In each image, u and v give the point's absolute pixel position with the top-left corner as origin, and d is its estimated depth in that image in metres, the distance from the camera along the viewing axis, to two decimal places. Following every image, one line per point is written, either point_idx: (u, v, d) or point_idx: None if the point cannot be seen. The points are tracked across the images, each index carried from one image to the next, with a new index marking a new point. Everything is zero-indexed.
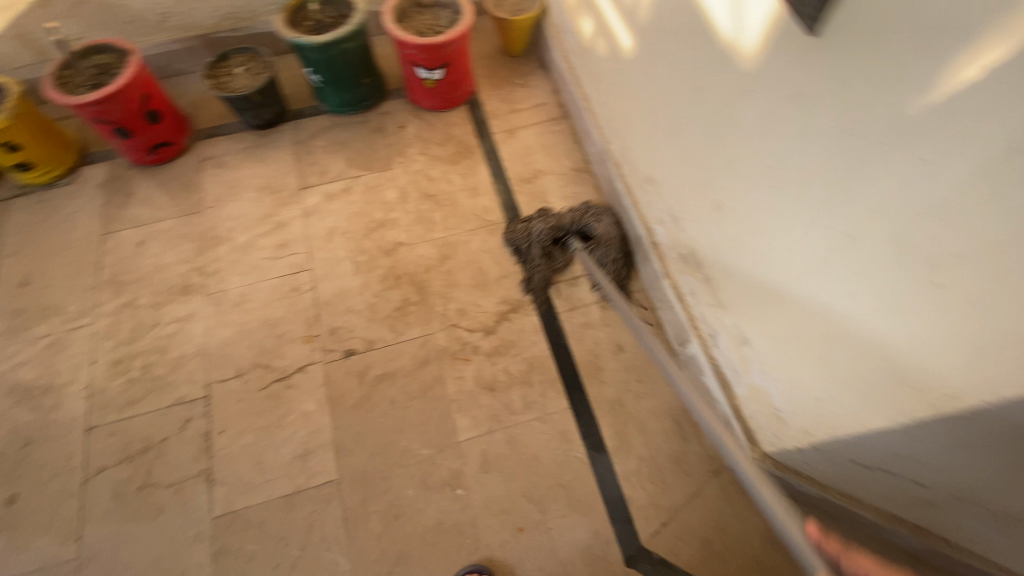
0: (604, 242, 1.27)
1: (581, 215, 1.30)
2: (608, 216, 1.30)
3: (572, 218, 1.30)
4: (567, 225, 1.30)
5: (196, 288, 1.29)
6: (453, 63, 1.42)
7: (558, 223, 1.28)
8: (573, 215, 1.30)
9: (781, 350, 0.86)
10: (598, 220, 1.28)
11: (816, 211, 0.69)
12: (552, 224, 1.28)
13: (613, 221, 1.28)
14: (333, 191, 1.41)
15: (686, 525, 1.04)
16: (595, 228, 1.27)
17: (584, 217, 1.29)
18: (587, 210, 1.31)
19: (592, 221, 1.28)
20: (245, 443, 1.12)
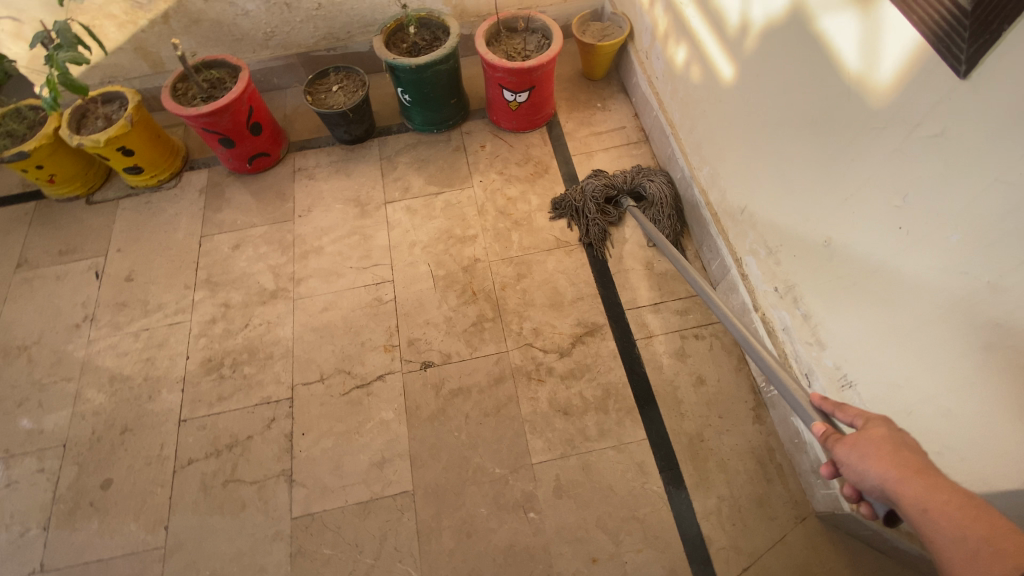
0: (658, 199, 1.35)
1: (634, 175, 1.39)
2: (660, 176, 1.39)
3: (626, 180, 1.39)
4: (621, 185, 1.39)
5: (284, 292, 1.35)
6: (539, 86, 1.44)
7: (612, 182, 1.38)
8: (626, 176, 1.39)
9: (892, 397, 0.82)
10: (651, 178, 1.37)
11: (950, 256, 0.66)
12: (607, 182, 1.38)
13: (665, 180, 1.37)
14: (415, 206, 1.45)
15: (770, 573, 0.99)
16: (648, 187, 1.36)
17: (638, 178, 1.39)
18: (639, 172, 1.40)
19: (645, 179, 1.37)
20: (325, 447, 1.15)
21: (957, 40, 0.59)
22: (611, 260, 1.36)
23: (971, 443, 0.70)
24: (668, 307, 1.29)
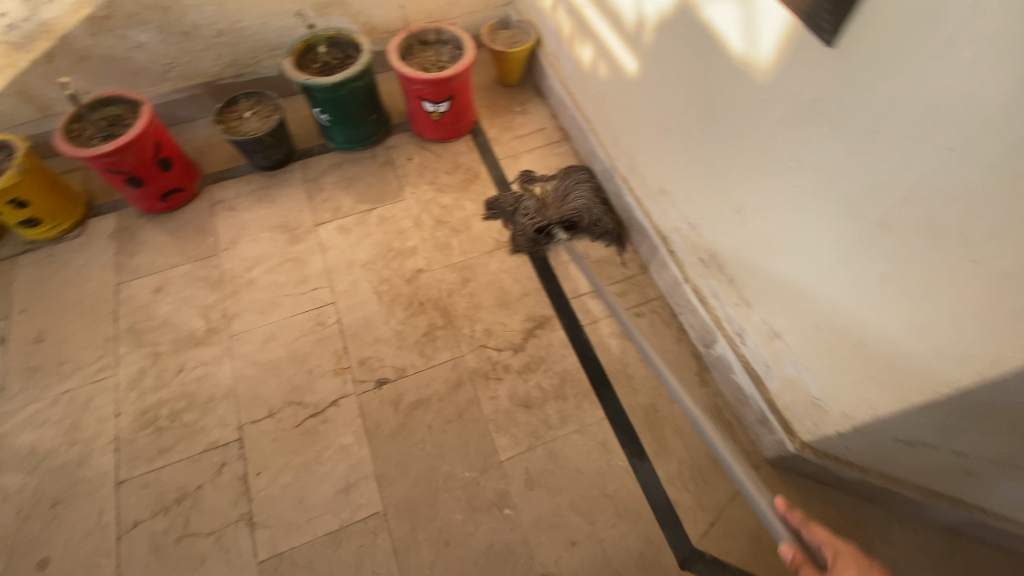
0: (588, 223, 1.38)
1: (563, 207, 1.38)
2: (587, 198, 1.39)
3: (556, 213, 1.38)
4: (551, 218, 1.38)
5: (220, 330, 1.29)
6: (458, 95, 1.47)
7: (543, 221, 1.36)
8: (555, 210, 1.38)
9: (812, 340, 0.90)
10: (579, 209, 1.38)
11: (842, 205, 0.75)
12: (538, 220, 1.38)
13: (592, 203, 1.38)
14: (349, 224, 1.43)
15: (734, 522, 1.05)
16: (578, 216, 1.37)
17: (567, 209, 1.38)
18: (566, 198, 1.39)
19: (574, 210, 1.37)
20: (285, 482, 1.11)
21: (822, 16, 0.67)
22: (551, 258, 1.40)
23: (880, 369, 0.79)
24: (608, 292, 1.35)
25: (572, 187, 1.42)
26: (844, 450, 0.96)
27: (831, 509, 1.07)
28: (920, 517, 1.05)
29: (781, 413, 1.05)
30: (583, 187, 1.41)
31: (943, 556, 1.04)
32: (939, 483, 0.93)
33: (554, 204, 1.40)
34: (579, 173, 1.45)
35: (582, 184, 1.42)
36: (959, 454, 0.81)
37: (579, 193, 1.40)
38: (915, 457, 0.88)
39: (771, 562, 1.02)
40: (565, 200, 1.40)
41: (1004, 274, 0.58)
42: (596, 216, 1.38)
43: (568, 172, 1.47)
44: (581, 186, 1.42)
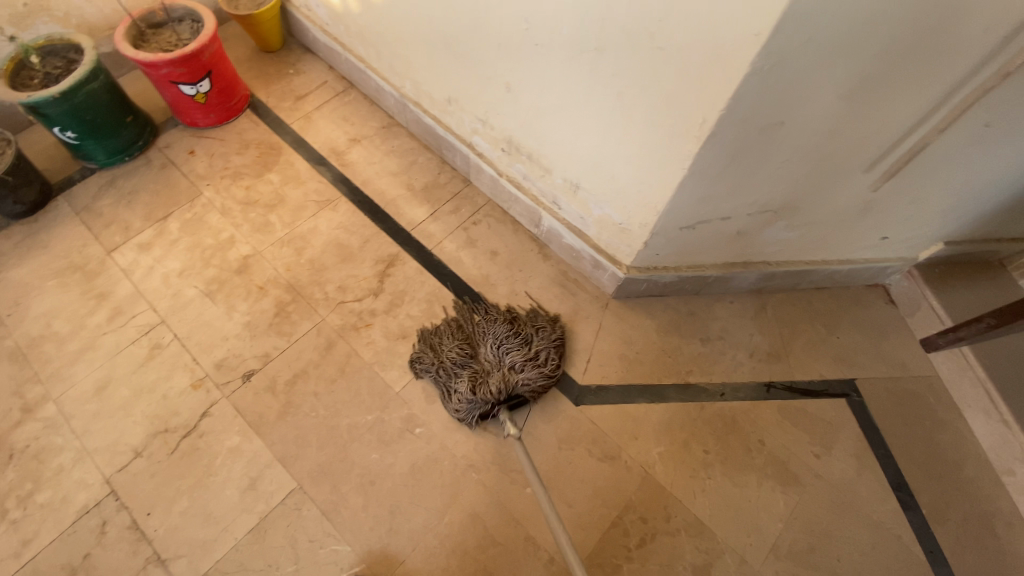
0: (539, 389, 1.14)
1: (509, 384, 1.09)
2: (532, 362, 1.13)
3: (500, 395, 1.09)
4: (498, 401, 1.09)
5: (40, 400, 1.13)
6: (216, 70, 1.38)
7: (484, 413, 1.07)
8: (501, 393, 1.08)
9: (600, 177, 1.05)
10: (529, 381, 1.11)
11: (571, 45, 0.88)
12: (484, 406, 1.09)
13: (537, 368, 1.13)
14: (149, 240, 1.30)
15: (606, 353, 1.23)
16: (527, 389, 1.12)
17: (512, 384, 1.09)
18: (506, 369, 1.10)
19: (524, 384, 1.11)
20: (182, 508, 1.04)
21: None
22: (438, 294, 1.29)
23: (647, 175, 0.95)
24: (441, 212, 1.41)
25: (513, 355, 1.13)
26: (658, 259, 1.15)
27: (672, 312, 1.29)
28: (732, 291, 1.31)
29: (606, 252, 1.21)
30: (524, 347, 1.14)
31: (756, 311, 1.30)
32: (728, 253, 1.16)
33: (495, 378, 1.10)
34: (514, 322, 1.18)
35: (523, 342, 1.15)
36: (723, 220, 1.03)
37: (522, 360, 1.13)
38: (702, 238, 1.08)
39: (642, 369, 1.21)
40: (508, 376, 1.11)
41: (682, 45, 0.73)
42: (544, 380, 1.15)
43: (500, 321, 1.18)
44: (523, 347, 1.14)
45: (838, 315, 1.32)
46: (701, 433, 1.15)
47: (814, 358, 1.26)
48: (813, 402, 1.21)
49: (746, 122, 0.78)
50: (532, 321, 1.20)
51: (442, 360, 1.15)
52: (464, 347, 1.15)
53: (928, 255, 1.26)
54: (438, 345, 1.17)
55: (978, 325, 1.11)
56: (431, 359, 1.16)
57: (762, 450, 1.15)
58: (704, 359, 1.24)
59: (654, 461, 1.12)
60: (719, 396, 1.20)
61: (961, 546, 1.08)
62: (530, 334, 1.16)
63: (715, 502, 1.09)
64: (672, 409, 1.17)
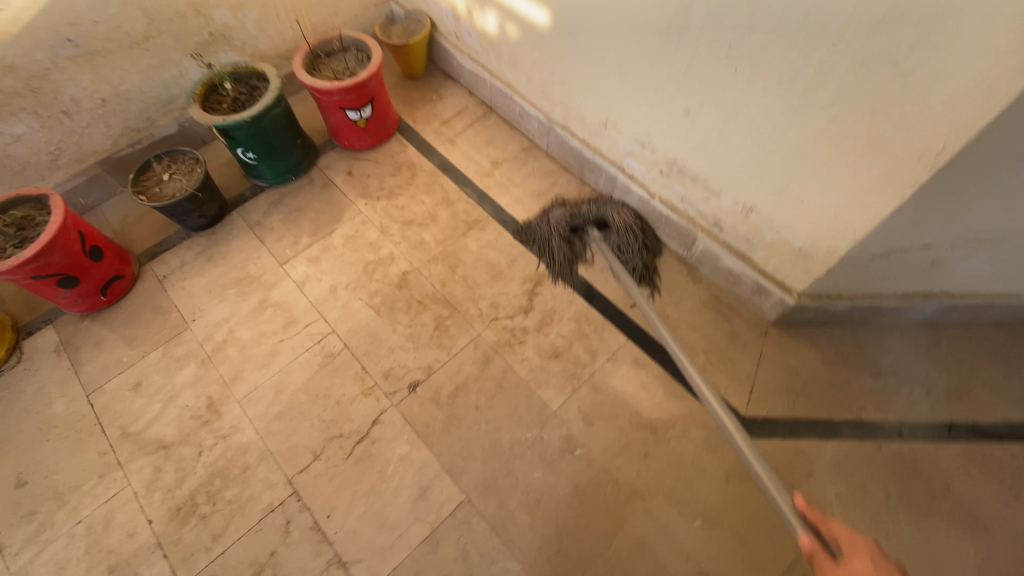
0: (625, 229, 1.35)
1: (601, 206, 1.39)
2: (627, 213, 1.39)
3: (590, 209, 1.38)
4: (586, 215, 1.38)
5: (224, 399, 1.21)
6: (377, 97, 1.47)
7: (581, 225, 1.35)
8: (591, 206, 1.38)
9: (784, 201, 1.03)
10: (618, 212, 1.37)
11: (781, 72, 0.87)
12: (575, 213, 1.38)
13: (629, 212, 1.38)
14: (316, 254, 1.40)
15: (767, 382, 1.19)
16: (614, 217, 1.37)
17: (604, 208, 1.39)
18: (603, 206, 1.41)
19: (612, 210, 1.38)
20: (359, 513, 1.08)
21: None
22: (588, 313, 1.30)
23: (849, 201, 0.92)
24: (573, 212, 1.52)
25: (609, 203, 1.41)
26: (836, 285, 1.11)
27: (833, 342, 1.24)
28: (901, 323, 1.24)
29: (772, 277, 1.19)
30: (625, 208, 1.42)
31: (929, 345, 1.23)
32: (912, 283, 1.10)
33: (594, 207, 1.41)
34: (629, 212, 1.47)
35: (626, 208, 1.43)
36: (923, 249, 0.98)
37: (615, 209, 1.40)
38: (893, 266, 1.03)
39: (808, 401, 1.17)
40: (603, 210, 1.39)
41: (931, 76, 0.70)
42: (632, 227, 1.36)
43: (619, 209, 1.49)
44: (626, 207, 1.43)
45: (1022, 353, 1.22)
46: (880, 473, 1.09)
47: (1001, 400, 1.17)
48: (1005, 448, 1.11)
49: (995, 152, 0.74)
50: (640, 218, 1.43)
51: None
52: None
53: None
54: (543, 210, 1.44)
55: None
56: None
57: (950, 497, 1.06)
58: (875, 395, 1.17)
59: (830, 502, 1.06)
60: (897, 436, 1.13)
61: None
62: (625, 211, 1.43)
63: (903, 552, 1.02)
64: (845, 446, 1.11)
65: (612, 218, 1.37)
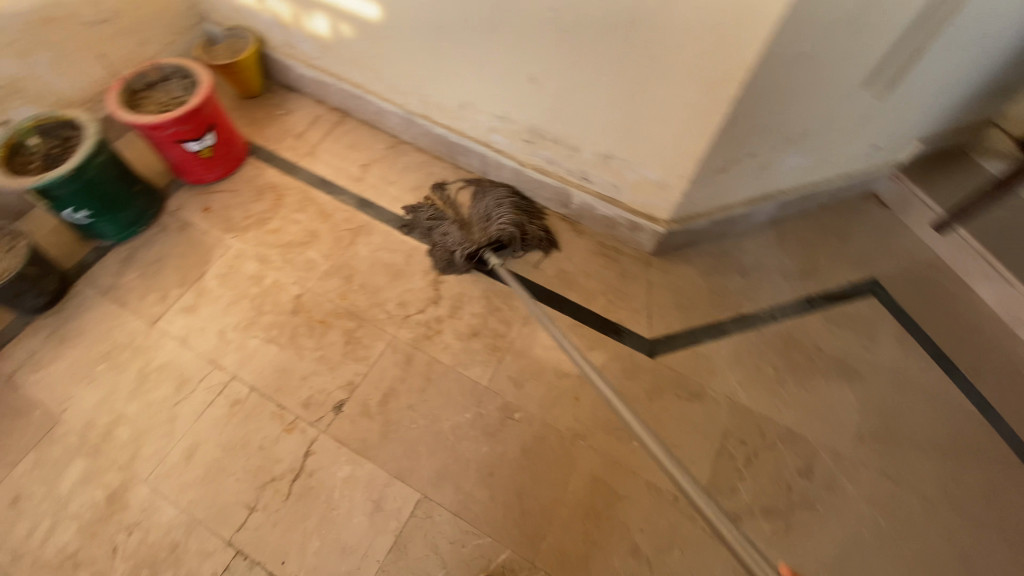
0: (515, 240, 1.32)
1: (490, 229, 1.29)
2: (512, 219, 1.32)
3: (482, 234, 1.28)
4: (479, 242, 1.27)
5: (129, 483, 1.09)
6: (216, 122, 1.37)
7: (474, 250, 1.26)
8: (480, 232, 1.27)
9: (635, 143, 1.14)
10: (507, 229, 1.29)
11: (601, 26, 0.96)
12: (467, 245, 1.28)
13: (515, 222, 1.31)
14: (193, 302, 1.28)
15: (662, 304, 1.32)
16: (505, 233, 1.29)
17: (492, 225, 1.29)
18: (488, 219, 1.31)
19: (502, 230, 1.29)
20: (316, 547, 1.03)
21: None
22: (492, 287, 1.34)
23: (685, 128, 1.04)
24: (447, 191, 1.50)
25: (494, 206, 1.33)
26: (694, 206, 1.26)
27: (706, 256, 1.40)
28: (752, 226, 1.44)
29: (642, 213, 1.31)
30: (507, 210, 1.33)
31: (778, 239, 1.44)
32: (751, 189, 1.28)
33: (481, 227, 1.31)
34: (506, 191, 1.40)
35: (506, 205, 1.34)
36: (751, 157, 1.14)
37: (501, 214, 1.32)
38: (733, 177, 1.19)
39: (698, 311, 1.32)
40: (489, 220, 1.31)
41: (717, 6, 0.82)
42: (521, 234, 1.33)
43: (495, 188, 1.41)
44: (506, 204, 1.35)
45: (844, 227, 1.47)
46: (767, 353, 1.26)
47: (839, 267, 1.40)
48: (848, 304, 1.35)
49: (779, 62, 0.88)
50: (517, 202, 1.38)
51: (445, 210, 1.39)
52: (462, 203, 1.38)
53: (909, 155, 1.42)
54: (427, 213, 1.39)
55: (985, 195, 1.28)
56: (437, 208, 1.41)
57: (821, 355, 1.27)
58: (748, 290, 1.35)
59: (735, 389, 1.21)
60: (771, 318, 1.31)
61: (1003, 393, 1.25)
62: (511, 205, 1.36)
63: (799, 410, 1.19)
64: (735, 340, 1.28)
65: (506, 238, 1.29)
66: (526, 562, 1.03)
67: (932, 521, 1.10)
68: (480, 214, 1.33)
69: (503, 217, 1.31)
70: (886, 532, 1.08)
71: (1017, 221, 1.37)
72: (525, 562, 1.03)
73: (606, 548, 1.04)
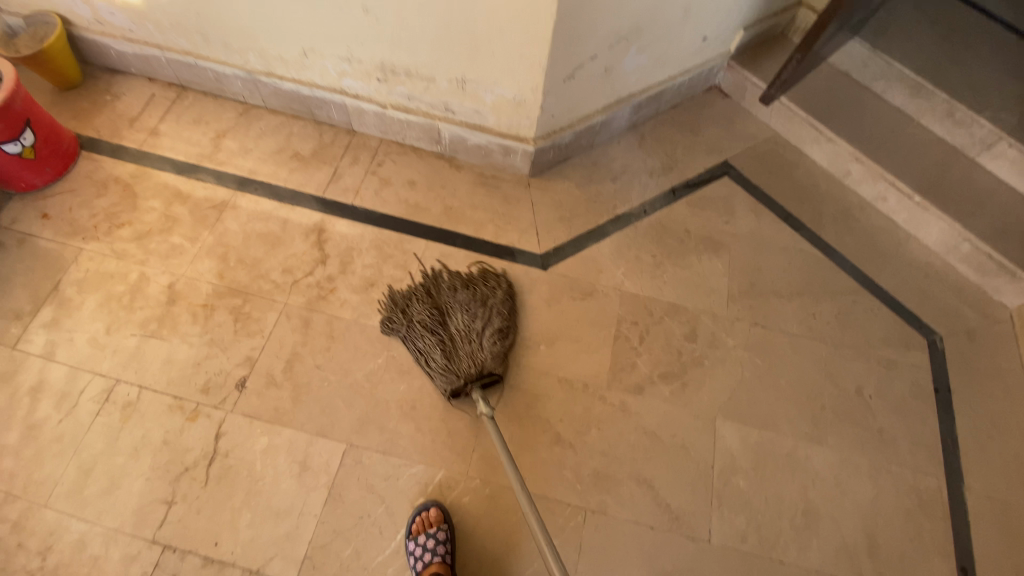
0: (505, 356, 1.17)
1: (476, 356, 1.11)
2: (495, 336, 1.16)
3: (472, 365, 1.10)
4: (469, 375, 1.09)
5: (23, 515, 1.00)
6: (33, 117, 1.21)
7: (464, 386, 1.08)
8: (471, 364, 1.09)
9: (483, 63, 1.16)
10: (497, 355, 1.13)
11: None
12: (455, 382, 1.09)
13: (500, 337, 1.16)
14: (52, 315, 1.17)
15: (546, 220, 1.39)
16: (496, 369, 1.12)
17: (482, 357, 1.11)
18: (471, 343, 1.13)
19: (491, 354, 1.13)
20: (249, 520, 1.02)
21: None
22: (381, 235, 1.33)
23: (523, 39, 1.07)
24: (398, 288, 1.26)
25: (484, 324, 1.15)
26: (555, 118, 1.31)
27: (579, 169, 1.47)
28: (616, 133, 1.53)
29: (510, 135, 1.35)
30: (492, 323, 1.17)
31: (640, 141, 1.54)
32: (604, 94, 1.35)
33: (467, 352, 1.11)
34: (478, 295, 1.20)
35: (490, 315, 1.17)
36: (593, 59, 1.20)
37: (492, 337, 1.15)
38: (582, 83, 1.25)
39: (580, 219, 1.39)
40: (479, 345, 1.13)
41: None
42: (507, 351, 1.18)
43: (463, 291, 1.20)
44: (488, 313, 1.18)
45: (696, 120, 1.60)
46: (645, 244, 1.37)
47: (696, 156, 1.53)
48: (709, 188, 1.48)
49: None
50: (499, 304, 1.21)
51: (415, 326, 1.16)
52: (434, 312, 1.17)
53: (737, 43, 1.56)
54: (403, 321, 1.17)
55: (793, 61, 1.44)
56: (401, 321, 1.17)
57: (691, 236, 1.40)
58: (620, 192, 1.45)
59: (623, 282, 1.31)
60: (644, 213, 1.42)
61: (842, 236, 1.45)
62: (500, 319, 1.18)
63: (680, 287, 1.32)
64: (617, 239, 1.37)
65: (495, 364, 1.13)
66: (461, 476, 1.09)
67: (799, 352, 1.28)
68: (466, 331, 1.14)
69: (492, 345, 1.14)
70: (764, 369, 1.25)
71: (830, 88, 1.56)
72: (460, 477, 1.09)
73: (532, 444, 1.12)
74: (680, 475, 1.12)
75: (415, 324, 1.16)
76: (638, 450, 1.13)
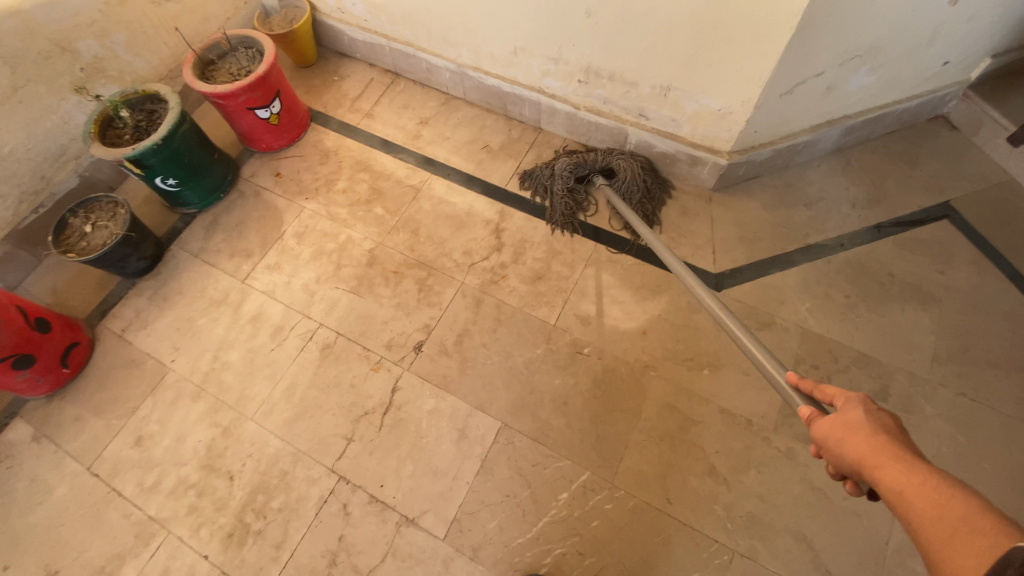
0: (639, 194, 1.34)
1: (607, 154, 1.36)
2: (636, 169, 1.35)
3: (595, 158, 1.36)
4: (590, 163, 1.36)
5: (236, 421, 1.20)
6: (281, 89, 1.43)
7: (583, 169, 1.36)
8: (597, 155, 1.36)
9: (695, 72, 1.13)
10: (628, 165, 1.34)
11: None
12: (578, 167, 1.36)
13: (638, 165, 1.35)
14: (274, 260, 1.38)
15: (725, 239, 1.32)
16: (619, 164, 1.34)
17: (608, 156, 1.36)
18: (608, 151, 1.38)
19: (620, 163, 1.34)
20: (410, 472, 1.12)
21: None
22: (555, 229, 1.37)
23: (749, 53, 1.03)
24: (566, 288, 1.29)
25: (627, 162, 1.35)
26: (758, 134, 1.24)
27: (769, 189, 1.39)
28: (816, 156, 1.41)
29: (703, 147, 1.30)
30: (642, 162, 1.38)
31: (844, 167, 1.41)
32: (817, 114, 1.25)
33: (602, 154, 1.36)
34: (633, 154, 1.39)
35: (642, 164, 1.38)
36: (818, 77, 1.11)
37: (629, 164, 1.35)
38: (800, 99, 1.17)
39: (762, 243, 1.31)
40: (616, 157, 1.36)
41: None
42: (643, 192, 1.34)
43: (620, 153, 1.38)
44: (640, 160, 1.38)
45: (913, 150, 1.42)
46: (838, 281, 1.25)
47: (910, 193, 1.36)
48: (922, 229, 1.31)
49: None
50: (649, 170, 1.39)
51: (557, 176, 1.37)
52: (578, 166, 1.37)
53: (983, 70, 1.35)
54: (547, 170, 1.40)
55: None
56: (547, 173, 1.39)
57: (894, 280, 1.25)
58: (814, 220, 1.34)
59: (804, 316, 1.21)
60: (840, 247, 1.29)
61: None
62: (647, 181, 1.35)
63: (873, 335, 1.19)
64: (804, 269, 1.27)
65: (617, 168, 1.35)
66: (607, 483, 1.09)
67: (1019, 439, 1.08)
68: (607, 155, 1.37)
69: (626, 157, 1.37)
70: (967, 449, 1.08)
71: None
72: (605, 482, 1.09)
73: (683, 469, 1.09)
74: (846, 542, 1.01)
75: (559, 174, 1.37)
76: (801, 502, 1.05)
